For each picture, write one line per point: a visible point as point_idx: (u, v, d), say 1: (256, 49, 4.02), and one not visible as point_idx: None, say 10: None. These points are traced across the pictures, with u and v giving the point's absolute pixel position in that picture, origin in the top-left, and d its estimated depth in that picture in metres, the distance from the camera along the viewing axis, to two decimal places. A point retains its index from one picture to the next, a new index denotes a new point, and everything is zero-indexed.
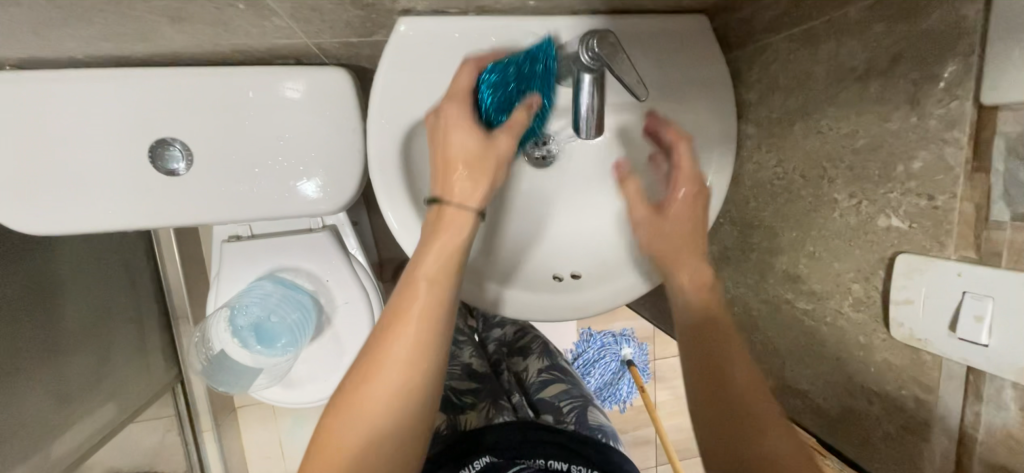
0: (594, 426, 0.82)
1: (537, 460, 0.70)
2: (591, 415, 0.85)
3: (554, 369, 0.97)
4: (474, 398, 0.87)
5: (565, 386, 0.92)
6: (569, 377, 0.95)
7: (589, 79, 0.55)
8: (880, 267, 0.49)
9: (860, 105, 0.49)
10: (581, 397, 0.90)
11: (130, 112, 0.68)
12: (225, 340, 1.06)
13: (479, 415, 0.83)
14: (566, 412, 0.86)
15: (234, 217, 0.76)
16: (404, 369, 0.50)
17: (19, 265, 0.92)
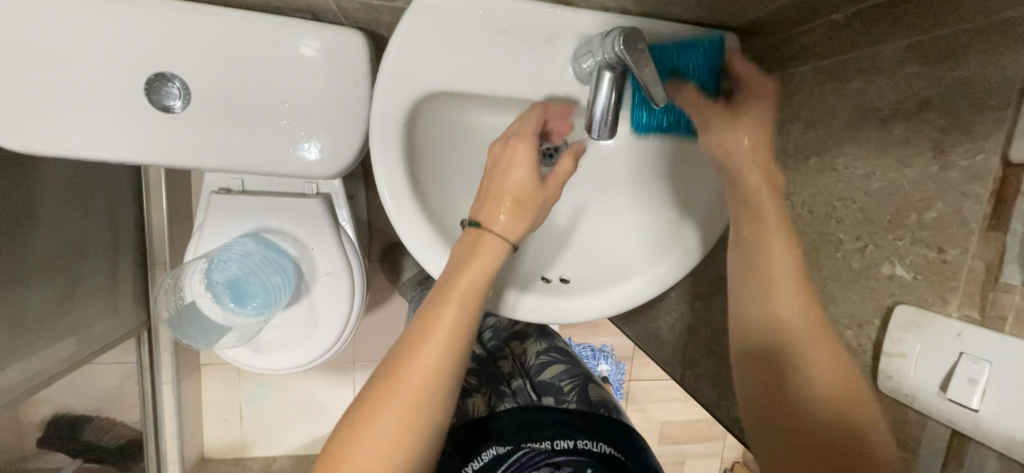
0: (597, 402, 0.75)
1: (543, 443, 0.64)
2: (593, 391, 0.78)
3: (552, 351, 0.90)
4: (476, 380, 0.81)
5: (565, 367, 0.85)
6: (568, 359, 0.88)
7: (610, 78, 0.53)
8: (876, 316, 0.48)
9: (881, 147, 0.48)
10: (581, 376, 0.82)
11: (130, 39, 0.65)
12: (198, 292, 1.03)
13: (480, 400, 0.75)
14: (568, 390, 0.79)
15: (223, 166, 0.73)
16: (421, 380, 0.49)
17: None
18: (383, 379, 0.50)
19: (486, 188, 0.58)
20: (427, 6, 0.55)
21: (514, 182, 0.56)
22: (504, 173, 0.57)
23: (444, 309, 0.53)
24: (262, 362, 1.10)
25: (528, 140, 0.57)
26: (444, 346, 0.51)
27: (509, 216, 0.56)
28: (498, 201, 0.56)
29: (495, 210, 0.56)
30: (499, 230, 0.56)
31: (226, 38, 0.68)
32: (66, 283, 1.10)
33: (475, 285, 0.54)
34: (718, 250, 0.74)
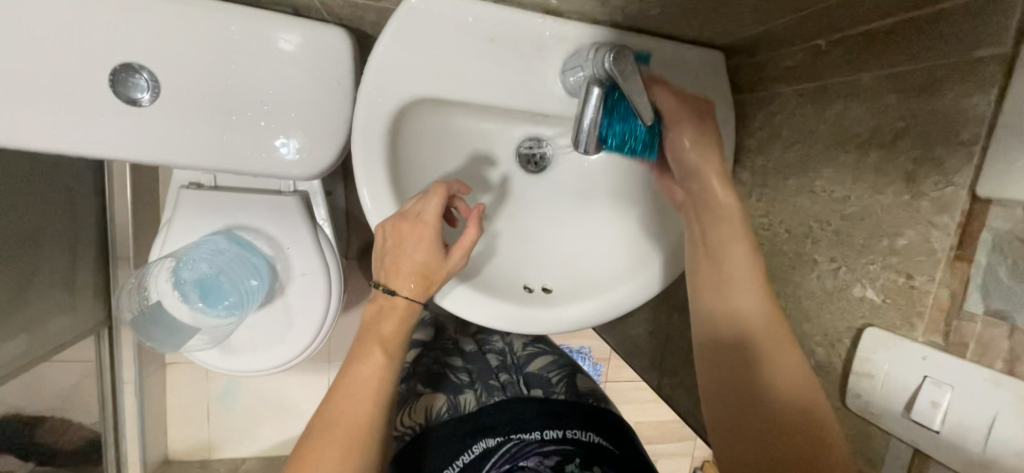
0: (586, 393, 0.79)
1: (531, 433, 0.66)
2: (582, 383, 0.81)
3: (540, 341, 0.91)
4: (468, 375, 0.81)
5: (552, 357, 0.88)
6: (554, 349, 0.90)
7: (598, 94, 0.52)
8: (847, 336, 0.49)
9: (857, 172, 0.49)
10: (568, 366, 0.85)
11: (93, 25, 0.61)
12: (165, 292, 0.98)
13: (472, 395, 0.77)
14: (557, 382, 0.81)
15: (195, 164, 0.69)
16: (358, 427, 0.51)
17: None
18: (313, 438, 0.50)
19: (387, 259, 0.56)
20: (415, 11, 0.53)
21: (412, 260, 0.55)
22: (399, 250, 0.56)
23: (368, 361, 0.54)
24: (239, 364, 1.07)
25: (427, 223, 0.55)
26: (373, 393, 0.53)
27: (413, 287, 0.56)
28: (397, 276, 0.56)
29: (400, 279, 0.56)
30: (407, 294, 0.56)
31: (198, 30, 0.64)
32: (22, 279, 1.03)
33: (392, 338, 0.56)
34: None
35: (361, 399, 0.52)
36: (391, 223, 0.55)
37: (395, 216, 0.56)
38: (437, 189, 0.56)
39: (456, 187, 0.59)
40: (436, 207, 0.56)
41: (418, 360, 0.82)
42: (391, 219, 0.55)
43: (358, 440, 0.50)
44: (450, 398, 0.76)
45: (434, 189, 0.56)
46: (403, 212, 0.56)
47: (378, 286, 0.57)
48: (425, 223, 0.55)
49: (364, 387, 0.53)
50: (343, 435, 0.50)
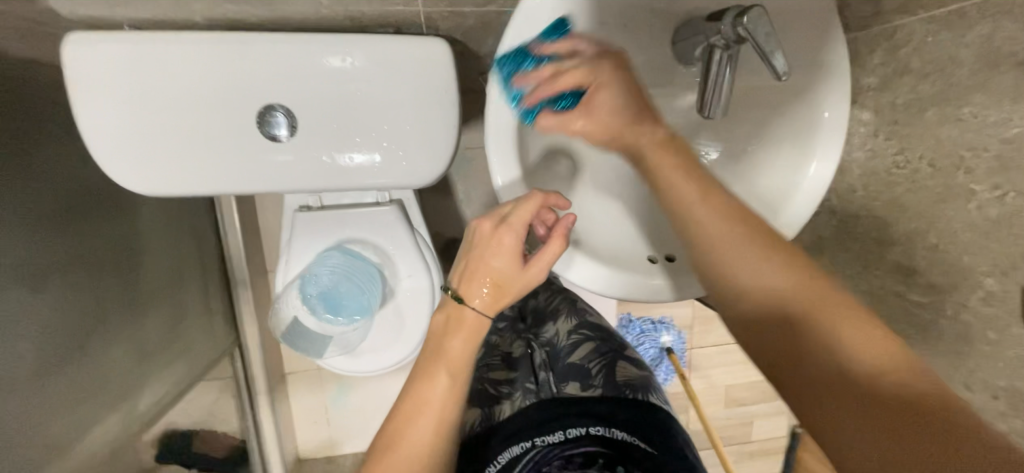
0: (622, 383, 0.70)
1: (555, 433, 0.61)
2: (620, 370, 0.73)
3: (584, 327, 0.83)
4: (510, 386, 0.75)
5: (594, 346, 0.79)
6: (601, 334, 0.82)
7: (721, 57, 0.53)
8: (1022, 261, 0.48)
9: (1018, 93, 0.47)
10: (610, 353, 0.77)
11: (239, 75, 0.68)
12: (297, 307, 1.09)
13: (514, 403, 0.71)
14: (594, 374, 0.74)
15: (331, 187, 0.77)
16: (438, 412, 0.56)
17: (100, 228, 0.94)
18: (423, 374, 0.58)
19: (472, 260, 0.60)
20: (529, 11, 0.57)
21: (495, 263, 0.58)
22: (485, 253, 0.58)
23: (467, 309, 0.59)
24: (364, 365, 1.17)
25: (513, 231, 0.58)
26: (469, 336, 0.59)
27: (488, 295, 0.58)
28: (476, 281, 0.59)
29: (474, 286, 0.59)
30: (480, 306, 0.58)
31: (320, 64, 0.70)
32: (173, 310, 1.17)
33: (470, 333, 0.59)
34: (815, 212, 0.74)
35: (461, 343, 0.58)
36: (487, 224, 0.59)
37: (491, 216, 0.59)
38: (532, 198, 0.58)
39: (553, 198, 0.59)
40: (528, 212, 0.58)
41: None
42: (488, 220, 0.59)
43: (457, 377, 0.58)
44: (486, 409, 0.71)
45: (533, 193, 0.58)
46: (498, 214, 0.59)
47: (450, 290, 0.60)
48: (515, 226, 0.58)
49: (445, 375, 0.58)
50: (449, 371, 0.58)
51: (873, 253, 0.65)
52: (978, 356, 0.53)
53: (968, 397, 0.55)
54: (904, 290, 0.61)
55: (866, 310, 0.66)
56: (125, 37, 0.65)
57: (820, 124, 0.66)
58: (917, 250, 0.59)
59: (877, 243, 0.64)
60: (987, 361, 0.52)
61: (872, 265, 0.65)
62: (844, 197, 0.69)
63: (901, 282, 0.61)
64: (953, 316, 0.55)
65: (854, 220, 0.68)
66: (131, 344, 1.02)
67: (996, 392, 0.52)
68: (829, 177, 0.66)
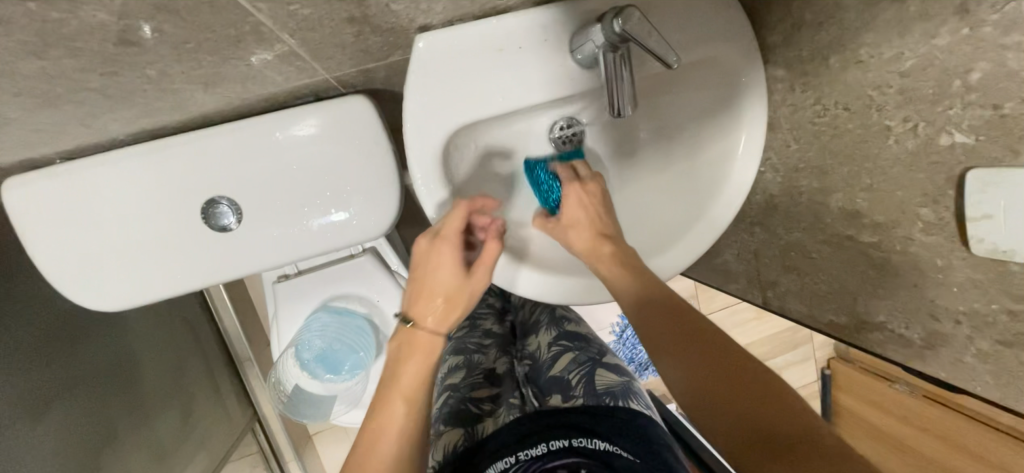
0: (602, 392, 0.73)
1: (538, 447, 0.61)
2: (600, 379, 0.76)
3: (564, 338, 0.87)
4: (493, 404, 0.79)
5: (575, 354, 0.83)
6: (581, 342, 0.85)
7: (614, 57, 0.54)
8: (949, 187, 0.48)
9: (902, 27, 0.48)
10: (589, 362, 0.80)
11: (175, 178, 0.70)
12: (297, 375, 1.09)
13: (496, 421, 0.74)
14: (574, 385, 0.77)
15: (293, 260, 0.78)
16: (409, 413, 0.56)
17: (92, 345, 0.96)
18: (376, 414, 0.56)
19: (419, 282, 0.59)
20: (429, 55, 0.57)
21: (440, 279, 0.58)
22: (432, 272, 0.58)
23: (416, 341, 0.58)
24: None
25: (448, 245, 0.58)
26: (420, 370, 0.57)
27: (441, 313, 0.58)
28: (427, 301, 0.58)
29: (424, 307, 0.58)
30: (431, 325, 0.58)
31: (249, 148, 0.71)
32: (185, 404, 1.17)
33: (423, 344, 0.58)
34: (761, 173, 0.74)
35: (411, 378, 0.57)
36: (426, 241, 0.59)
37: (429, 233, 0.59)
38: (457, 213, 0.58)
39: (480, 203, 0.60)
40: (460, 222, 0.58)
41: (447, 401, 0.80)
42: (427, 237, 0.59)
43: (408, 413, 0.56)
44: (469, 428, 0.74)
45: (457, 205, 0.58)
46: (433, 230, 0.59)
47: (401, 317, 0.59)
48: (450, 237, 0.58)
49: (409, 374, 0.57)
50: (401, 409, 0.56)
51: (820, 203, 0.65)
52: (934, 286, 0.53)
53: (936, 326, 0.55)
54: (855, 233, 0.61)
55: (828, 258, 0.66)
56: (58, 170, 0.66)
57: (739, 91, 0.67)
58: (856, 193, 0.59)
59: (820, 193, 0.64)
60: (943, 289, 0.53)
61: (822, 215, 0.65)
62: (781, 153, 0.69)
63: (851, 226, 0.61)
64: (903, 250, 0.55)
65: (795, 175, 0.68)
66: (143, 446, 1.04)
67: (959, 317, 0.52)
68: (758, 143, 0.68)
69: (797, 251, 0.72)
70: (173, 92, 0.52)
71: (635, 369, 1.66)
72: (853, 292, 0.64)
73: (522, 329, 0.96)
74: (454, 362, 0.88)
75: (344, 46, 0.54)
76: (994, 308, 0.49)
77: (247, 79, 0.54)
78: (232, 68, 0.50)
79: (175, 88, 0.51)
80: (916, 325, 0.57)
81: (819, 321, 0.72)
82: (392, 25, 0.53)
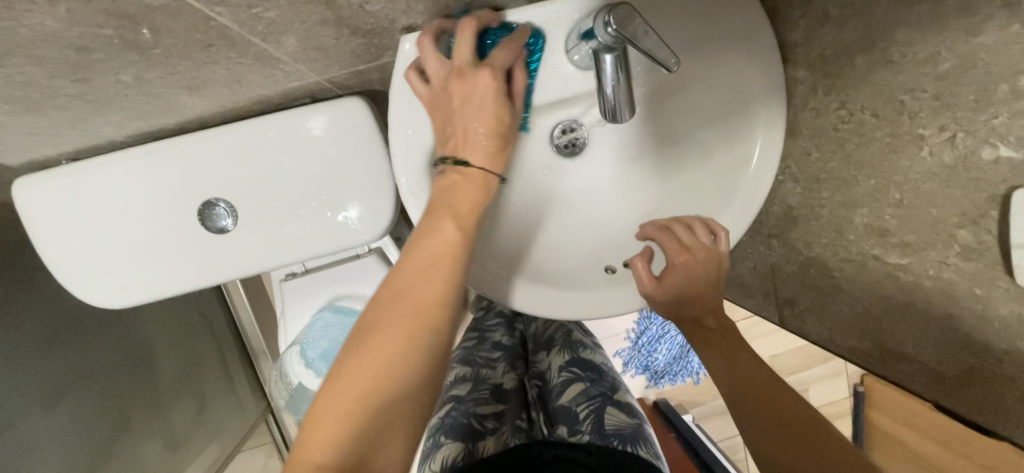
0: (610, 432, 0.70)
1: None
2: (609, 417, 0.73)
3: (576, 363, 0.84)
4: (497, 421, 0.76)
5: (586, 385, 0.79)
6: (593, 373, 0.81)
7: (612, 59, 0.49)
8: (991, 208, 0.42)
9: (940, 23, 0.42)
10: (600, 396, 0.77)
11: (174, 180, 0.70)
12: (301, 373, 1.07)
13: (498, 442, 0.72)
14: (583, 418, 0.74)
15: (288, 262, 0.77)
16: (423, 304, 0.49)
17: (115, 337, 0.98)
18: (388, 303, 0.49)
19: (456, 122, 0.53)
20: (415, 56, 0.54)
21: (483, 119, 0.53)
22: (477, 106, 0.53)
23: (440, 233, 0.51)
24: None
25: (475, 71, 0.52)
26: (447, 268, 0.50)
27: (488, 150, 0.54)
28: (473, 138, 0.53)
29: (472, 147, 0.53)
30: (480, 162, 0.54)
31: (246, 150, 0.71)
32: (198, 395, 1.18)
33: (462, 209, 0.53)
34: (779, 182, 0.68)
35: (437, 276, 0.50)
36: (442, 85, 0.53)
37: (436, 67, 0.53)
38: (467, 24, 0.51)
39: (440, 27, 0.53)
40: (505, 55, 0.53)
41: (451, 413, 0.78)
42: (437, 71, 0.53)
43: (425, 315, 0.49)
44: (470, 445, 0.71)
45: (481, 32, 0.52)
46: (443, 60, 0.52)
47: (447, 160, 0.53)
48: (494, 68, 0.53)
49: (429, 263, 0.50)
50: (421, 309, 0.49)
51: (842, 218, 0.59)
52: (971, 317, 0.47)
53: (973, 363, 0.49)
54: (882, 253, 0.54)
55: (850, 279, 0.60)
56: (63, 172, 0.68)
57: (755, 93, 0.61)
58: (884, 209, 0.53)
59: (842, 206, 0.58)
60: (981, 323, 0.47)
61: (845, 231, 0.59)
62: (801, 161, 0.63)
63: (877, 245, 0.55)
64: (936, 275, 0.49)
65: (817, 185, 0.62)
66: (157, 435, 1.07)
67: (1000, 356, 0.46)
68: (773, 151, 0.63)
69: (817, 267, 0.66)
70: (158, 97, 0.52)
71: (649, 377, 1.59)
72: (884, 320, 0.57)
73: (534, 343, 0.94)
74: (460, 374, 0.84)
75: (326, 49, 0.52)
76: None
77: (233, 83, 0.53)
78: (213, 73, 0.49)
79: (160, 94, 0.51)
80: (950, 360, 0.51)
81: (836, 346, 0.65)
82: (375, 27, 0.51)
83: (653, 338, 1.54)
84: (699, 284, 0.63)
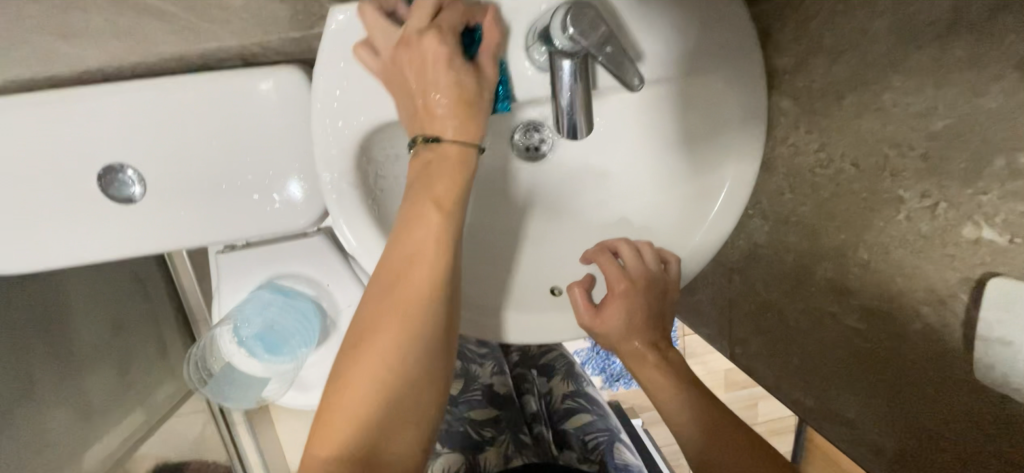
0: (618, 467, 0.81)
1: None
2: (618, 453, 0.83)
3: (579, 395, 0.94)
4: (495, 430, 0.84)
5: (591, 416, 0.90)
6: (595, 406, 0.92)
7: (570, 66, 0.43)
8: (963, 291, 0.38)
9: (941, 73, 0.36)
10: (608, 430, 0.87)
11: (70, 138, 0.60)
12: (234, 351, 0.96)
13: (499, 452, 0.81)
14: (591, 448, 0.85)
15: (202, 243, 0.69)
16: (415, 289, 0.44)
17: (21, 293, 0.83)
18: (377, 295, 0.45)
19: (414, 96, 0.47)
20: (348, 32, 0.47)
21: (444, 85, 0.45)
22: (429, 75, 0.45)
23: (424, 220, 0.45)
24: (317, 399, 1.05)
25: (428, 33, 0.45)
26: (433, 255, 0.45)
27: (454, 121, 0.46)
28: (432, 111, 0.46)
29: (439, 119, 0.46)
30: (453, 134, 0.46)
31: (161, 112, 0.61)
32: (120, 360, 1.03)
33: (446, 196, 0.46)
34: (747, 216, 0.63)
35: (424, 258, 0.45)
36: (391, 57, 0.46)
37: (382, 37, 0.46)
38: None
39: (392, 1, 0.47)
40: (451, 17, 0.46)
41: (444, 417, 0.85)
42: (384, 43, 0.46)
43: (416, 309, 0.44)
44: (473, 457, 0.80)
45: None
46: (388, 27, 0.46)
47: (415, 140, 0.47)
48: (444, 29, 0.45)
49: (417, 246, 0.45)
50: (411, 296, 0.44)
51: (806, 267, 0.54)
52: (917, 400, 0.45)
53: (914, 445, 0.46)
54: (840, 312, 0.50)
55: (803, 331, 0.56)
56: None
57: (734, 118, 0.55)
58: (848, 267, 0.48)
59: (807, 255, 0.53)
60: (926, 409, 0.44)
61: (806, 281, 0.54)
62: (772, 199, 0.58)
63: (836, 303, 0.51)
64: (892, 348, 0.45)
65: (785, 228, 0.56)
66: (69, 405, 0.91)
67: (942, 443, 0.43)
68: (748, 183, 0.57)
69: (772, 313, 0.61)
70: None
71: (604, 378, 1.58)
72: (835, 381, 0.53)
73: (530, 365, 1.01)
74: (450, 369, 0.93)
75: None
76: (989, 448, 0.40)
77: None
78: None
79: None
80: (890, 434, 0.48)
81: (784, 396, 0.62)
82: None
83: None
84: (640, 315, 0.59)
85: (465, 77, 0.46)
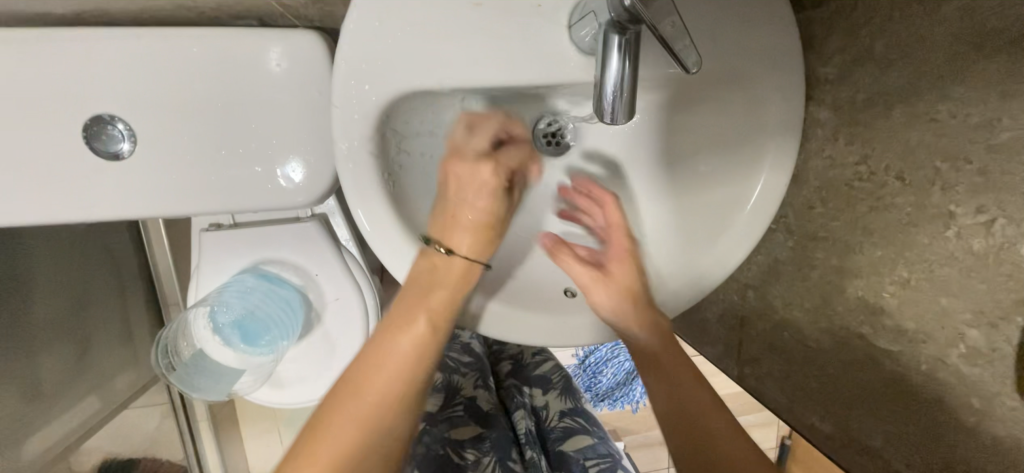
0: None
1: None
2: None
3: (577, 414, 0.89)
4: (478, 452, 0.79)
5: (590, 440, 0.85)
6: (595, 427, 0.87)
7: (620, 43, 0.41)
8: (1019, 312, 0.37)
9: (1008, 84, 0.35)
10: (609, 456, 0.82)
11: (58, 83, 0.55)
12: (208, 338, 0.89)
13: None
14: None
15: (189, 212, 0.63)
16: (410, 358, 0.51)
17: None
18: (370, 351, 0.51)
19: (449, 204, 0.53)
20: None
21: (477, 211, 0.53)
22: (464, 201, 0.53)
23: (423, 300, 0.52)
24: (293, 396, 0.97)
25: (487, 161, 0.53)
26: (427, 324, 0.52)
27: (471, 243, 0.53)
28: (457, 227, 0.53)
29: (458, 234, 0.53)
30: (465, 253, 0.53)
31: (163, 65, 0.57)
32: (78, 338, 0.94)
33: (445, 303, 0.52)
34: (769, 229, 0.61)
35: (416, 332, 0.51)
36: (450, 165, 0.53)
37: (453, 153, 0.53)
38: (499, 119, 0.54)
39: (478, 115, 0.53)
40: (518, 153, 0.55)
41: (424, 438, 0.80)
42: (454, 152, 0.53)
43: (404, 373, 0.50)
44: None
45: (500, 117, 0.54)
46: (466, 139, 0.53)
47: (429, 241, 0.52)
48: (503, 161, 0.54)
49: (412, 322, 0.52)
50: (397, 359, 0.51)
51: (832, 284, 0.52)
52: (954, 427, 0.43)
53: None
54: (870, 333, 0.48)
55: (825, 352, 0.54)
56: None
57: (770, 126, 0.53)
58: (884, 285, 0.46)
59: (836, 272, 0.51)
60: (965, 438, 0.42)
61: (832, 299, 0.52)
62: (799, 214, 0.56)
63: (867, 323, 0.49)
64: (930, 373, 0.44)
65: (811, 243, 0.55)
66: (16, 382, 0.83)
67: None
68: (779, 193, 0.54)
69: (790, 333, 0.58)
70: None
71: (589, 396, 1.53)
72: (857, 407, 0.51)
73: (524, 377, 0.96)
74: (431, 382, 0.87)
75: None
76: None
77: None
78: None
79: None
80: (919, 464, 0.46)
81: (795, 421, 0.59)
82: None
83: (599, 358, 1.44)
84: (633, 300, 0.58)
85: (496, 213, 0.54)
